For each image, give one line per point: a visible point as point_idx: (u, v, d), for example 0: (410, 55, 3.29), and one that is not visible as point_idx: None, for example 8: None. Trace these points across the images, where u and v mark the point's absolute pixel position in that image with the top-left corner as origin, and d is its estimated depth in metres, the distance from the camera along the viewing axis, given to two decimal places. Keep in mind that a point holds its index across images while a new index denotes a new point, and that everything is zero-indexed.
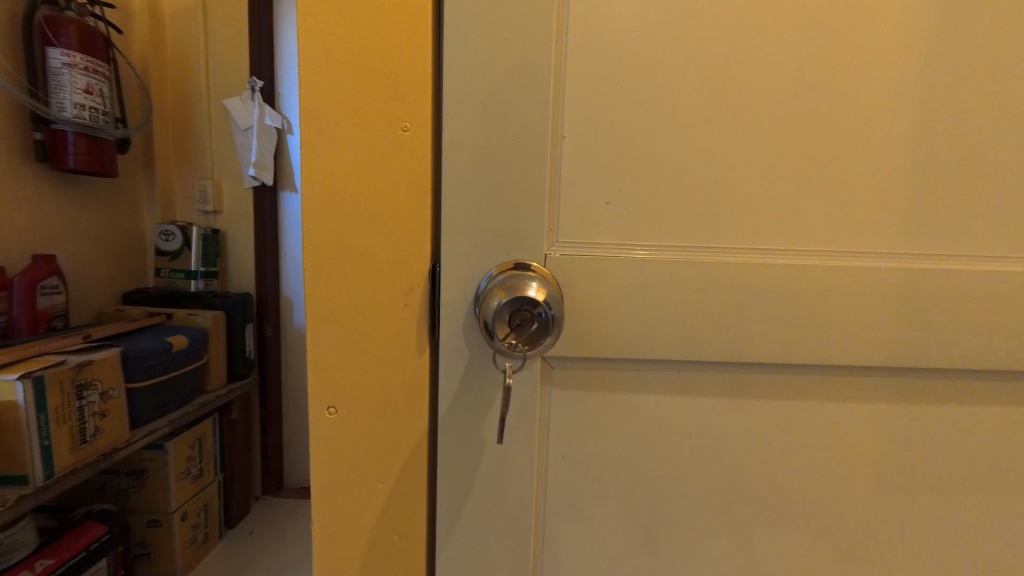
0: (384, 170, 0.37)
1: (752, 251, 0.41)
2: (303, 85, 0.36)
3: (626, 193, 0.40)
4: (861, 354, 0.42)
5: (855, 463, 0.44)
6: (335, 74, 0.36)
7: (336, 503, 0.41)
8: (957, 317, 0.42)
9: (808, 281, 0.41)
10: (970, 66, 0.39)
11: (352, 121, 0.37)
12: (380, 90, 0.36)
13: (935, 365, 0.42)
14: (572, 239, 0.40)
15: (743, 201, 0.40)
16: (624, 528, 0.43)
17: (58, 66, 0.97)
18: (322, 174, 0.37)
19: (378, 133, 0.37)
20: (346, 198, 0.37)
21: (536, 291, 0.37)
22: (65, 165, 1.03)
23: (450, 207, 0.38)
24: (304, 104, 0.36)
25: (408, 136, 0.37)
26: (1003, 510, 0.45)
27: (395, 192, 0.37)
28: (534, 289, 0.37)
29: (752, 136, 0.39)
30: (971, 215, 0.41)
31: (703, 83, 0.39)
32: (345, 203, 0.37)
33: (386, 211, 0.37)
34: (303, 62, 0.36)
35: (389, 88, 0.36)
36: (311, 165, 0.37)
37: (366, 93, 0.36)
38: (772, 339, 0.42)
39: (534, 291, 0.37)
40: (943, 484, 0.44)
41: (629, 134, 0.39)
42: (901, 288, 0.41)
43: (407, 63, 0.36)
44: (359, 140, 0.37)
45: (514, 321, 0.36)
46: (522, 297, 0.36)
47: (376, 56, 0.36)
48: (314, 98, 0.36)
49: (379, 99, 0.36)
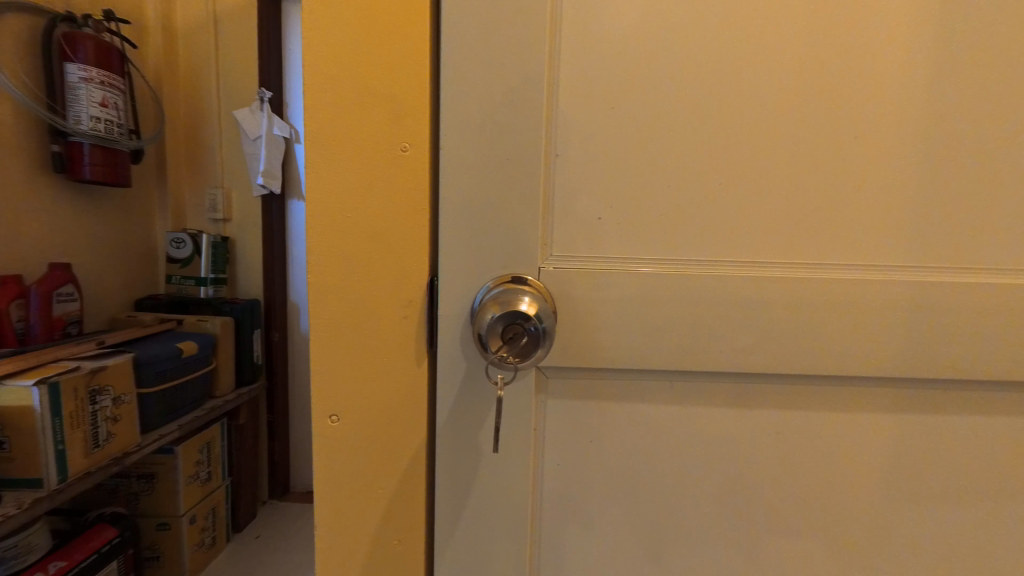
0: (383, 187, 0.38)
1: (745, 264, 0.41)
2: (308, 108, 0.38)
3: (621, 207, 0.40)
4: (858, 364, 0.42)
5: (854, 472, 0.44)
6: (338, 94, 0.37)
7: (338, 508, 0.42)
8: (956, 327, 0.42)
9: (803, 293, 0.41)
10: (962, 80, 0.40)
11: (354, 141, 0.38)
12: (381, 111, 0.38)
13: (932, 377, 0.43)
14: (567, 253, 0.41)
15: (737, 215, 0.41)
16: (622, 537, 0.44)
17: (75, 81, 1.01)
18: (325, 192, 0.38)
19: (379, 152, 0.38)
20: (349, 216, 0.38)
21: (528, 305, 0.38)
22: (81, 176, 1.06)
23: (448, 224, 0.39)
24: (310, 126, 0.38)
25: (407, 156, 0.38)
26: (1006, 521, 0.44)
27: (394, 210, 0.39)
28: (525, 304, 0.38)
29: (744, 149, 0.40)
30: (968, 227, 0.41)
31: (698, 98, 0.39)
32: (348, 220, 0.38)
33: (387, 227, 0.39)
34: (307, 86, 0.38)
35: (388, 109, 0.38)
36: (315, 183, 0.38)
37: (367, 115, 0.38)
38: (767, 350, 0.42)
39: (526, 305, 0.38)
40: (944, 495, 0.44)
41: (622, 149, 0.40)
42: (896, 301, 0.41)
43: (405, 85, 0.38)
44: (360, 160, 0.38)
45: (507, 335, 0.37)
46: (514, 310, 0.37)
47: (376, 78, 0.37)
48: (320, 115, 0.38)
49: (380, 120, 0.38)
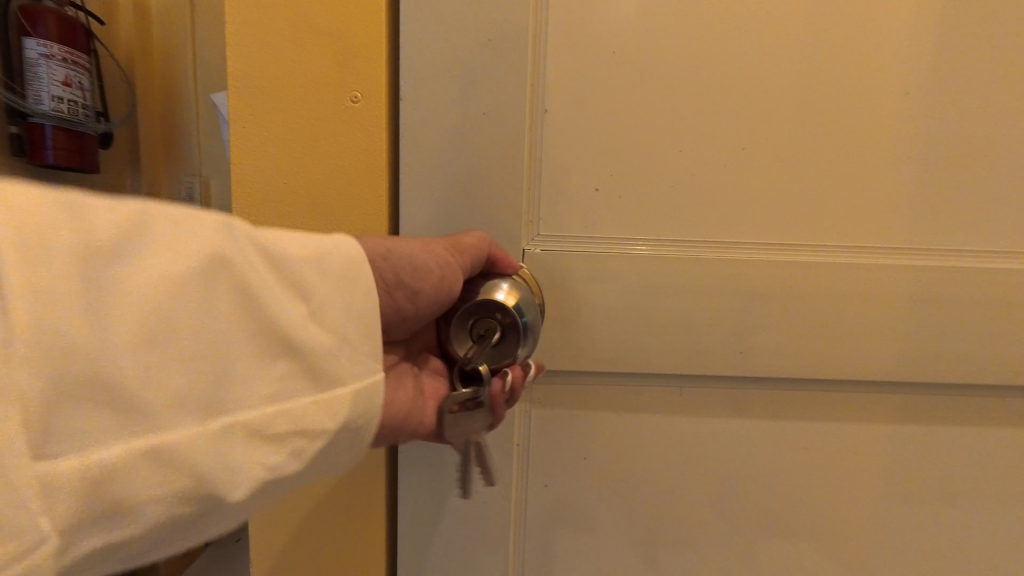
0: (330, 148, 0.33)
1: (757, 247, 0.37)
2: (236, 53, 0.32)
3: (616, 181, 0.36)
4: (882, 364, 0.38)
5: (872, 481, 0.40)
6: (274, 38, 0.32)
7: (296, 531, 0.36)
8: (990, 320, 0.38)
9: (822, 283, 0.37)
10: (1002, 43, 0.35)
11: (295, 95, 0.33)
12: (326, 59, 0.32)
13: (964, 380, 0.38)
14: (554, 234, 0.36)
15: (747, 192, 0.36)
16: (616, 554, 0.40)
17: (35, 57, 0.94)
18: (264, 158, 0.33)
19: (322, 106, 0.33)
20: (294, 186, 0.34)
21: (506, 294, 0.32)
22: (42, 160, 0.99)
23: (412, 196, 0.35)
24: (244, 78, 0.32)
25: (356, 108, 0.33)
26: None
27: (345, 176, 0.34)
28: (502, 293, 0.32)
29: (755, 119, 0.35)
30: (1004, 209, 0.37)
31: (706, 58, 0.35)
32: (292, 191, 0.34)
33: (335, 195, 0.34)
34: (239, 29, 0.32)
35: (333, 53, 0.32)
36: (253, 146, 0.33)
37: (309, 62, 0.32)
38: (782, 348, 0.38)
39: (504, 294, 0.32)
40: (969, 500, 0.40)
41: (619, 117, 0.35)
42: (924, 291, 0.37)
43: (353, 27, 0.32)
44: (303, 117, 0.33)
45: (478, 331, 0.33)
46: (487, 301, 0.32)
47: (319, 18, 0.32)
48: (253, 64, 0.32)
49: (323, 68, 0.32)
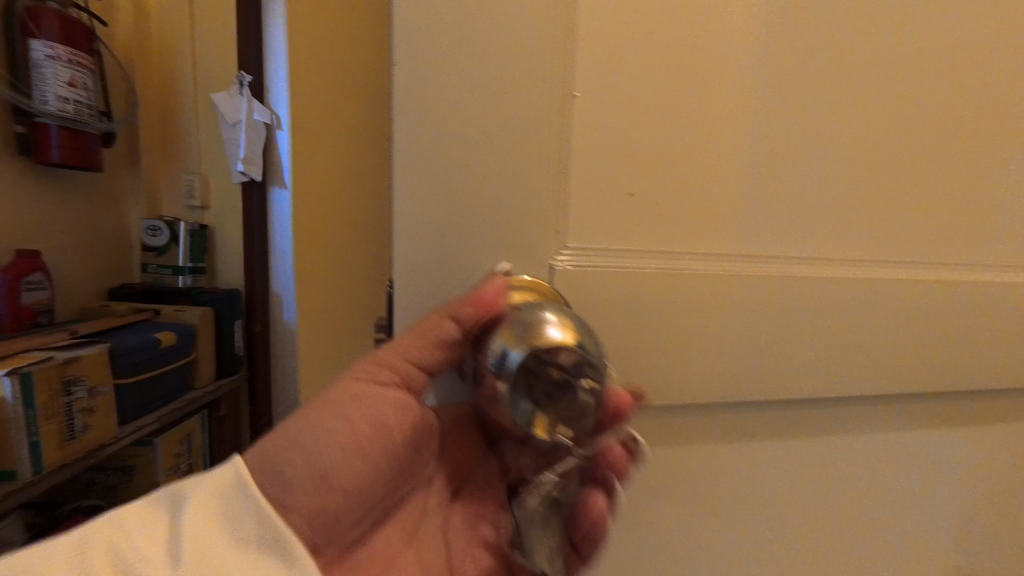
0: None
1: (739, 257, 0.42)
2: None
3: (628, 196, 0.38)
4: (833, 357, 0.45)
5: (812, 451, 0.48)
6: None
7: None
8: (910, 317, 0.45)
9: (793, 288, 0.42)
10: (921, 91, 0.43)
11: None
12: None
13: (890, 368, 0.46)
14: (575, 244, 0.38)
15: (734, 208, 0.41)
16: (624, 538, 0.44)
17: (41, 58, 0.96)
18: None
19: None
20: None
21: (560, 329, 0.28)
22: (48, 159, 1.01)
23: (431, 208, 0.36)
24: None
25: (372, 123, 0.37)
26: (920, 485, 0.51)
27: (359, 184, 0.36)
28: (559, 328, 0.28)
29: (747, 145, 0.40)
30: (920, 230, 0.45)
31: (700, 89, 0.39)
32: None
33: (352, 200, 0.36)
34: None
35: None
36: None
37: None
38: (759, 345, 0.43)
39: (558, 330, 0.28)
40: (881, 462, 0.50)
41: (633, 139, 0.38)
42: (866, 295, 0.44)
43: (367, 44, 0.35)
44: None
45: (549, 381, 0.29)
46: (549, 347, 0.27)
47: None
48: None
49: None
